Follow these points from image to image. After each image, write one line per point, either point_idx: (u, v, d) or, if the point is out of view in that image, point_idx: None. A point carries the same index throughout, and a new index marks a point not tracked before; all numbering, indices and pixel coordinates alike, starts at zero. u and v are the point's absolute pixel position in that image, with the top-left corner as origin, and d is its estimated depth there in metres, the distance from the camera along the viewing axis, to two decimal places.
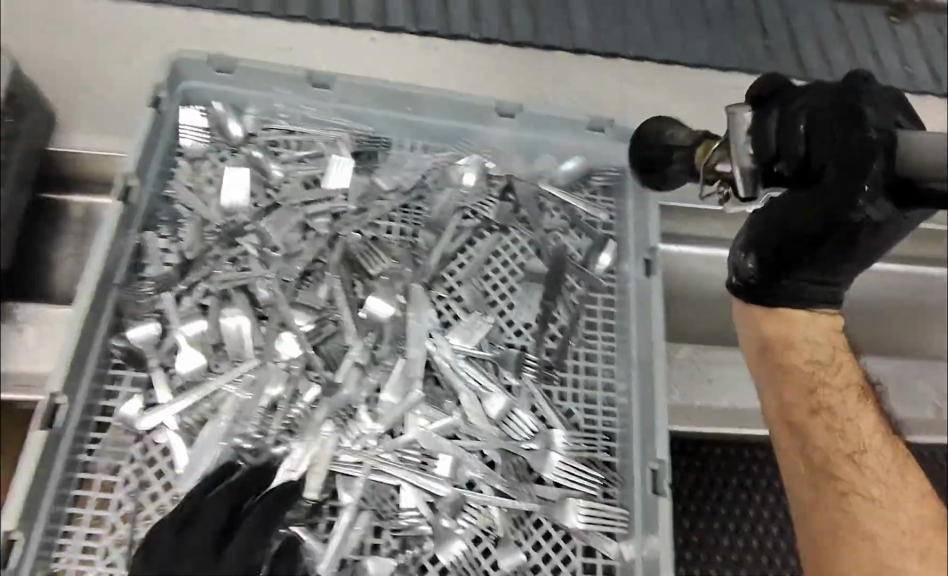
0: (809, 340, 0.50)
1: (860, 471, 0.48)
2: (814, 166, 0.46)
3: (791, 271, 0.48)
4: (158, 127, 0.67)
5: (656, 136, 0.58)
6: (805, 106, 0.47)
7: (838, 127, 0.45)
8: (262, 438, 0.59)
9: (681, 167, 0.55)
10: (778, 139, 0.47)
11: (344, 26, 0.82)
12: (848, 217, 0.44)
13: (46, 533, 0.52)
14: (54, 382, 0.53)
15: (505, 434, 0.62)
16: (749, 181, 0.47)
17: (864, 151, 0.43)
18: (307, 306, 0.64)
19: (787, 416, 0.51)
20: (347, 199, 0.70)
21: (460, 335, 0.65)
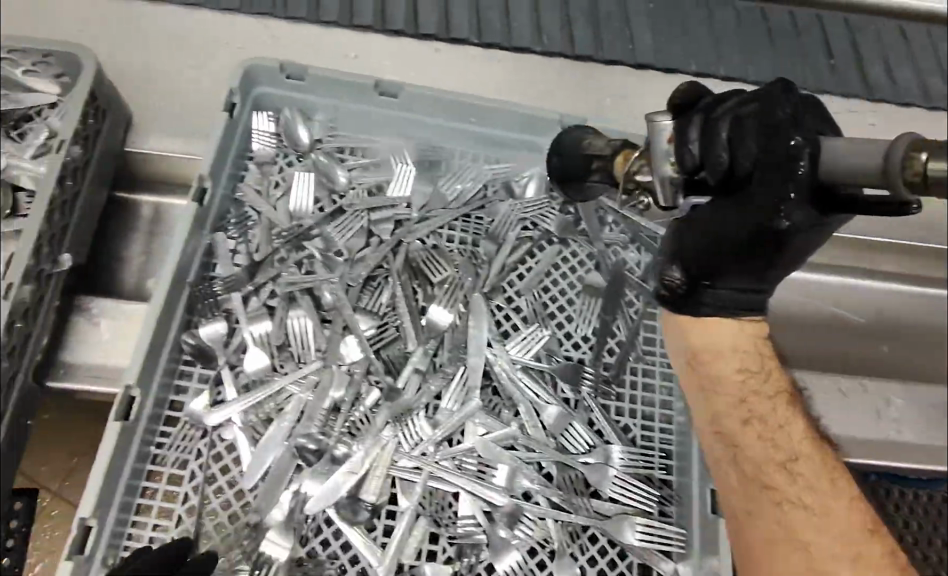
0: (734, 345, 0.49)
1: (793, 480, 0.47)
2: (738, 176, 0.44)
3: (716, 279, 0.46)
4: (231, 131, 0.68)
5: (574, 145, 0.56)
6: (727, 113, 0.45)
7: (760, 134, 0.43)
8: (325, 438, 0.59)
9: (599, 177, 0.55)
10: (701, 147, 0.45)
11: (409, 36, 0.84)
12: (774, 225, 0.42)
13: (118, 522, 0.53)
14: (130, 375, 0.55)
15: (562, 447, 0.62)
16: (669, 191, 0.46)
17: (786, 158, 0.42)
18: (369, 311, 0.65)
19: (717, 426, 0.49)
20: (410, 207, 0.71)
21: (519, 347, 0.65)
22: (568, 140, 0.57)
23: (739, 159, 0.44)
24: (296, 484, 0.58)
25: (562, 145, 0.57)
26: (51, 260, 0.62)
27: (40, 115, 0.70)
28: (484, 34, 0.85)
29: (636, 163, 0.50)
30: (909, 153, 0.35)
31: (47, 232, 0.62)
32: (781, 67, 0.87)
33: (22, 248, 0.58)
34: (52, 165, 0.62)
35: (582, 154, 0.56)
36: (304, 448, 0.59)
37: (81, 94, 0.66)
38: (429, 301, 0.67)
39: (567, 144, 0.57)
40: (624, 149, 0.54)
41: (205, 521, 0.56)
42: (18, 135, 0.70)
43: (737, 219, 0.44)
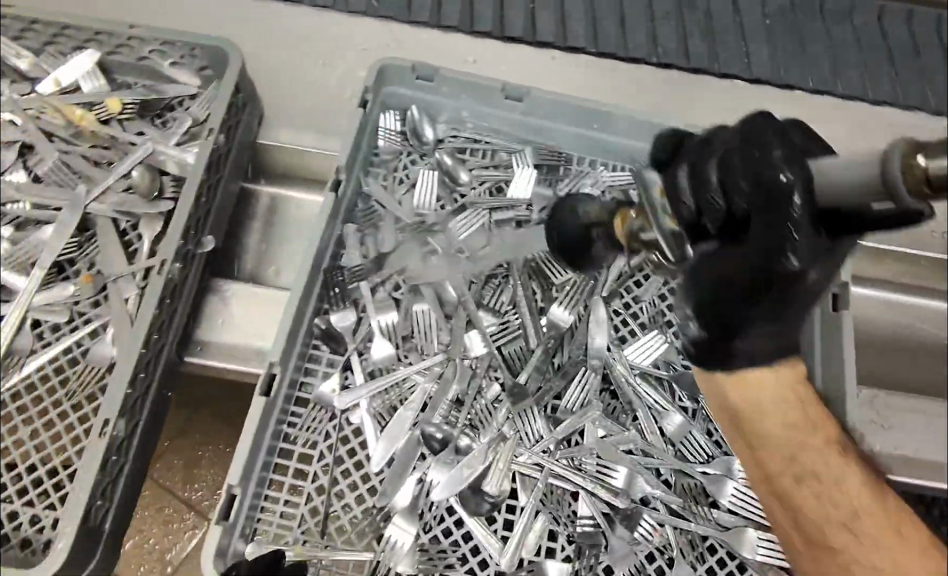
0: (778, 403, 0.45)
1: (852, 537, 0.46)
2: (736, 217, 0.43)
3: (741, 330, 0.43)
4: (363, 127, 0.69)
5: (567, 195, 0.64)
6: (714, 157, 0.46)
7: (745, 169, 0.42)
8: (449, 429, 0.61)
9: (601, 244, 0.59)
10: (695, 197, 0.46)
11: (526, 43, 0.83)
12: (781, 264, 0.40)
13: (255, 494, 0.56)
14: (273, 353, 0.57)
15: (681, 454, 0.62)
16: (674, 246, 0.48)
17: (777, 195, 0.40)
18: (491, 308, 0.66)
19: (768, 487, 0.48)
20: (531, 209, 0.72)
21: (637, 353, 0.65)
22: (563, 208, 0.63)
23: (734, 201, 0.43)
24: (420, 471, 0.59)
25: (559, 221, 0.63)
26: (195, 242, 0.66)
27: (181, 105, 0.75)
28: (600, 43, 0.84)
29: (637, 223, 0.52)
30: (906, 158, 0.32)
31: (196, 215, 0.66)
32: (902, 89, 0.85)
33: (173, 232, 0.62)
34: (200, 155, 0.66)
35: (579, 224, 0.61)
36: (431, 437, 0.60)
37: (227, 87, 0.69)
38: (549, 302, 0.67)
39: (561, 218, 0.62)
40: (618, 211, 0.57)
41: (334, 500, 0.58)
42: (161, 122, 0.74)
43: (738, 262, 0.42)
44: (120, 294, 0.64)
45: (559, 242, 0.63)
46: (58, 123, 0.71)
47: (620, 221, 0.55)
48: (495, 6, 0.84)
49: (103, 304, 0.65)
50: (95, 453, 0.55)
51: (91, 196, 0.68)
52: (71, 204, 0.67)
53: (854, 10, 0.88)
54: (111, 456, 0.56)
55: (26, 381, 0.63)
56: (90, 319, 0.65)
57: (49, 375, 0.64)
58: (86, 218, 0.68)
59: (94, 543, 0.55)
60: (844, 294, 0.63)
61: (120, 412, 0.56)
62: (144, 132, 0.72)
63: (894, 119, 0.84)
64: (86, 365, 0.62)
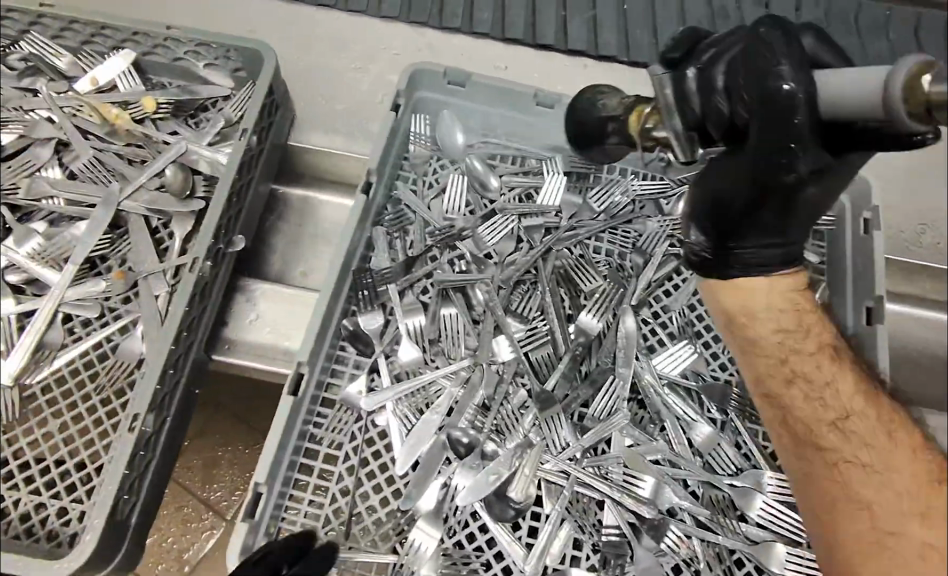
0: (769, 309, 0.52)
1: (844, 437, 0.49)
2: (739, 125, 0.48)
3: (739, 237, 0.51)
4: (395, 130, 0.69)
5: (590, 109, 0.58)
6: (721, 63, 0.48)
7: (751, 79, 0.45)
8: (475, 434, 0.60)
9: (616, 139, 0.56)
10: (701, 100, 0.49)
11: (558, 51, 0.83)
12: (780, 177, 0.46)
13: (280, 493, 0.56)
14: (302, 353, 0.57)
15: (709, 466, 0.62)
16: (684, 145, 0.50)
17: (782, 105, 0.44)
18: (519, 314, 0.66)
19: (762, 387, 0.53)
20: (560, 216, 0.71)
21: (665, 363, 0.65)
22: (583, 104, 0.59)
23: (736, 108, 0.47)
24: (445, 475, 0.59)
25: (578, 111, 0.59)
26: (226, 240, 0.66)
27: (214, 106, 0.76)
28: (632, 52, 0.84)
29: (648, 120, 0.53)
30: (911, 80, 0.36)
31: (226, 215, 0.66)
32: None
33: (204, 231, 0.63)
34: (234, 154, 0.66)
35: (598, 117, 0.57)
36: (457, 441, 0.60)
37: (260, 87, 0.70)
38: (577, 309, 0.67)
39: (582, 109, 0.58)
40: (634, 107, 0.55)
41: (358, 502, 0.58)
42: (195, 123, 0.75)
43: (739, 177, 0.49)
44: (150, 290, 0.65)
45: (580, 135, 0.59)
46: (94, 122, 0.72)
47: (634, 117, 0.54)
48: (526, 13, 0.84)
49: (133, 301, 0.65)
50: (123, 447, 0.55)
51: (124, 195, 0.69)
52: (105, 201, 0.68)
53: (889, 24, 0.86)
54: (139, 451, 0.56)
55: (56, 374, 0.63)
56: (121, 315, 0.65)
57: (78, 370, 0.64)
58: (118, 215, 0.69)
59: (120, 536, 0.56)
60: (878, 308, 0.62)
61: (149, 408, 0.57)
62: (178, 132, 0.73)
63: None
64: (115, 359, 0.63)
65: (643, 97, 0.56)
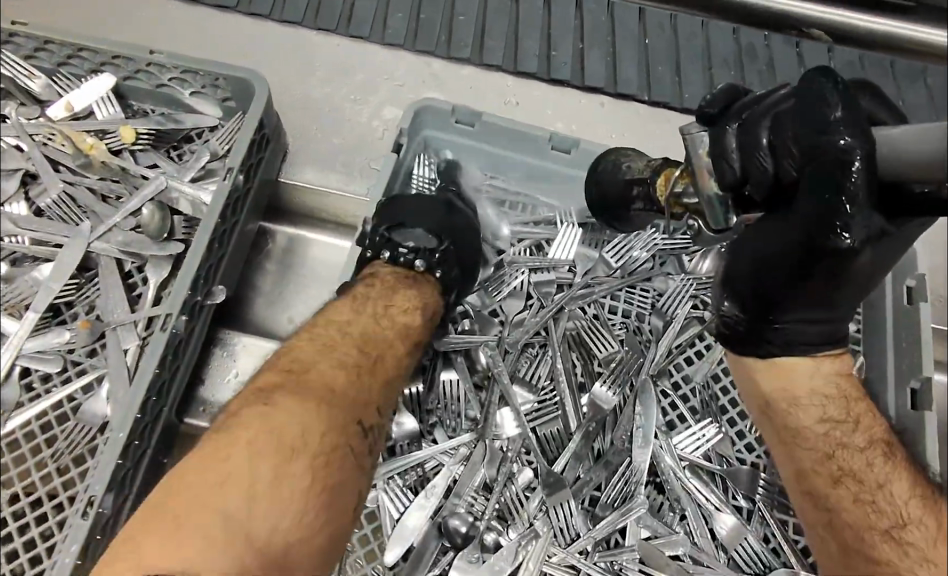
0: (813, 393, 0.47)
1: (901, 550, 0.44)
2: (784, 184, 0.40)
3: (778, 310, 0.44)
4: (395, 173, 0.62)
5: (613, 172, 0.59)
6: (766, 117, 0.41)
7: (800, 131, 0.39)
8: (475, 522, 0.54)
9: (641, 203, 0.58)
10: (741, 158, 0.42)
11: (573, 87, 0.78)
12: (829, 242, 0.38)
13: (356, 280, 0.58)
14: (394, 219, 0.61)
15: (734, 563, 0.56)
16: (715, 211, 0.44)
17: (837, 163, 0.37)
18: (527, 382, 0.60)
19: (805, 484, 0.48)
20: (573, 272, 0.65)
21: (686, 443, 0.59)
22: (607, 166, 0.60)
23: (783, 165, 0.40)
24: (441, 566, 0.53)
25: (600, 172, 0.60)
26: (205, 291, 0.60)
27: (200, 136, 0.69)
28: (653, 90, 0.77)
29: (678, 184, 0.49)
30: None
31: (206, 264, 0.59)
32: None
33: (180, 283, 0.56)
34: (217, 196, 0.60)
35: (623, 180, 0.58)
36: (454, 530, 0.54)
37: (251, 119, 0.63)
38: (591, 377, 0.61)
39: (606, 171, 0.59)
40: (660, 171, 0.55)
41: None
42: (178, 156, 0.69)
43: (778, 237, 0.41)
44: (119, 344, 0.59)
45: (602, 197, 0.60)
46: (66, 152, 0.66)
47: (663, 182, 0.53)
48: (541, 43, 0.77)
49: (100, 354, 0.59)
50: (78, 532, 0.49)
51: (96, 235, 0.62)
52: (74, 241, 0.62)
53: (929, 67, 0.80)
54: (94, 537, 0.50)
55: (8, 437, 0.57)
56: (85, 370, 0.59)
57: (35, 431, 0.58)
58: (87, 257, 0.63)
59: None
60: (924, 391, 0.57)
61: (108, 486, 0.50)
62: (158, 166, 0.67)
63: None
64: (76, 422, 0.57)
65: (670, 161, 0.56)
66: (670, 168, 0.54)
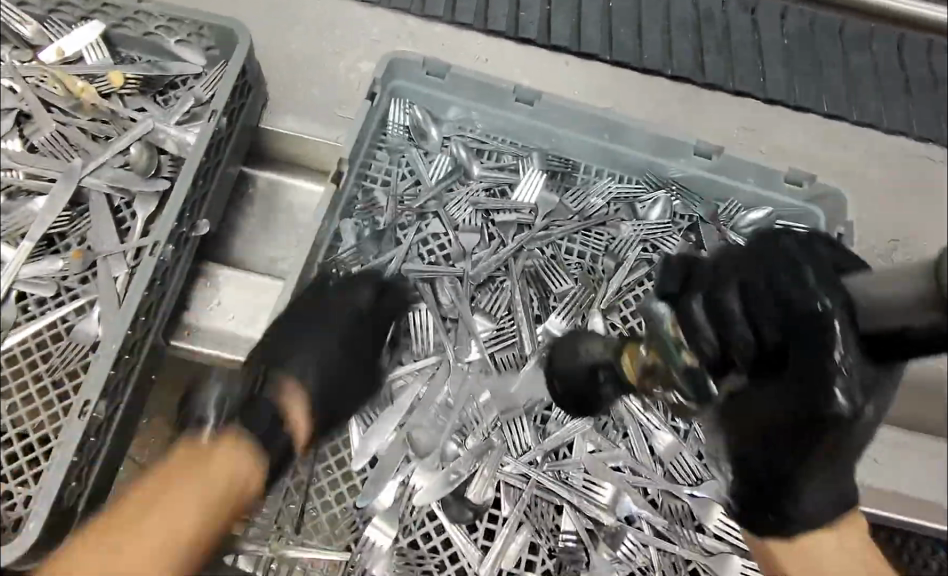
0: (834, 567, 0.49)
1: None
2: (768, 351, 0.35)
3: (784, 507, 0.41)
4: (370, 117, 0.67)
5: (569, 356, 0.53)
6: (730, 285, 0.37)
7: (776, 296, 0.35)
8: (435, 434, 0.60)
9: (610, 387, 0.51)
10: (716, 331, 0.37)
11: (541, 46, 0.82)
12: (822, 408, 0.33)
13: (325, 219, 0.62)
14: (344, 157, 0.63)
15: (670, 474, 0.61)
16: (701, 378, 0.38)
17: (811, 328, 0.33)
18: (487, 312, 0.65)
19: None
20: (534, 214, 0.70)
21: (632, 369, 0.65)
22: (563, 350, 0.54)
23: (761, 331, 0.35)
24: (404, 474, 0.58)
25: (557, 360, 0.55)
26: (189, 224, 0.64)
27: (185, 83, 0.73)
28: (615, 51, 0.83)
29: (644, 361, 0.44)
30: None
31: (191, 198, 0.64)
32: (914, 117, 0.85)
33: (168, 214, 0.61)
34: (202, 136, 0.64)
35: (584, 365, 0.52)
36: (417, 440, 0.59)
37: (233, 68, 0.67)
38: (545, 311, 0.66)
39: (561, 357, 0.54)
40: (623, 349, 0.48)
41: (310, 499, 0.57)
42: (164, 100, 0.72)
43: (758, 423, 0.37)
44: (110, 271, 0.63)
45: (567, 389, 0.54)
46: (58, 94, 0.70)
47: (627, 360, 0.46)
48: (511, 7, 0.83)
49: (91, 281, 0.64)
50: (73, 433, 0.53)
51: (87, 171, 0.66)
52: (66, 176, 0.66)
53: (873, 37, 0.87)
54: (88, 439, 0.55)
55: (6, 353, 0.62)
56: (78, 296, 0.64)
57: (32, 349, 0.62)
58: (79, 192, 0.67)
59: (65, 525, 0.54)
60: None
61: (101, 393, 0.55)
62: (145, 109, 0.71)
63: (904, 149, 0.85)
64: (69, 340, 0.62)
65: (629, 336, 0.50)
66: (633, 342, 0.48)
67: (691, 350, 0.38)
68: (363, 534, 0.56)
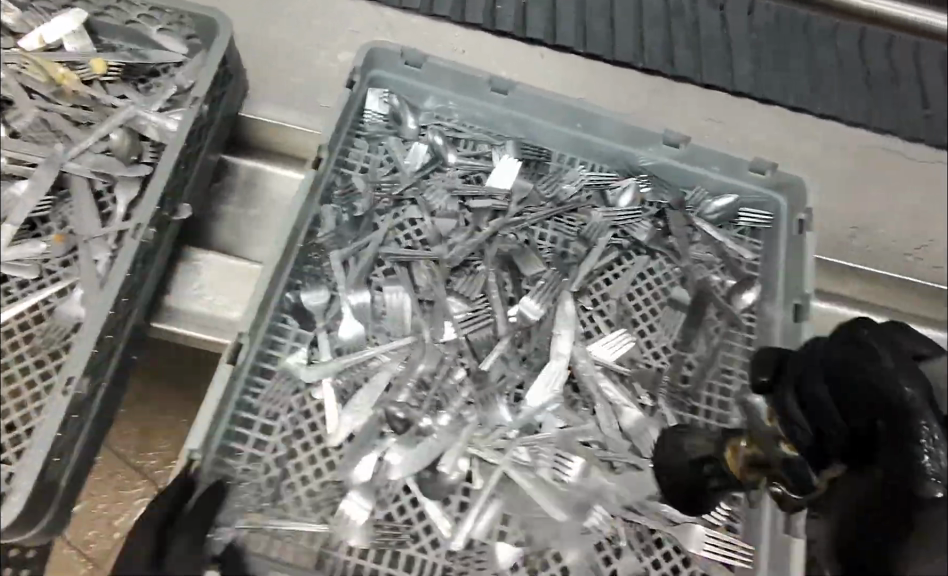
0: None
1: None
2: (862, 434, 0.47)
3: None
4: (350, 106, 0.69)
5: (678, 454, 0.59)
6: (820, 380, 0.51)
7: (870, 388, 0.47)
8: (411, 410, 0.62)
9: (716, 480, 0.57)
10: (814, 422, 0.51)
11: (516, 38, 0.85)
12: (922, 487, 0.41)
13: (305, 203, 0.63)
14: (325, 142, 0.65)
15: (636, 449, 0.64)
16: (799, 472, 0.51)
17: (900, 412, 0.45)
18: (462, 295, 0.68)
19: None
20: (509, 199, 0.72)
21: (602, 349, 0.67)
22: (666, 447, 0.61)
23: (857, 419, 0.47)
24: (381, 450, 0.60)
25: (663, 459, 0.60)
26: (171, 208, 0.65)
27: (166, 72, 0.74)
28: (588, 43, 0.85)
29: (746, 454, 0.55)
30: None
31: (174, 182, 0.65)
32: (874, 109, 0.88)
33: (150, 197, 0.62)
34: (184, 122, 0.65)
35: (687, 461, 0.59)
36: (394, 416, 0.61)
37: (214, 57, 0.69)
38: (519, 293, 0.69)
39: (667, 454, 0.60)
40: (726, 442, 0.57)
41: (288, 473, 0.59)
42: (145, 88, 0.74)
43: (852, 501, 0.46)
44: (91, 255, 0.64)
45: (675, 488, 0.59)
46: (40, 81, 0.71)
47: (732, 455, 0.56)
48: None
49: (74, 264, 0.65)
50: (57, 409, 0.55)
51: (69, 156, 0.68)
52: (48, 161, 0.67)
53: (836, 33, 0.90)
54: (72, 415, 0.56)
55: None
56: (60, 278, 0.65)
57: (13, 331, 0.63)
58: (61, 177, 0.68)
59: (49, 499, 0.56)
60: (805, 305, 0.66)
61: (85, 371, 0.56)
62: (127, 96, 0.72)
63: (867, 140, 0.88)
64: (51, 322, 0.62)
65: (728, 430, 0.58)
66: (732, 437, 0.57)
67: (792, 441, 0.52)
68: (340, 505, 0.57)
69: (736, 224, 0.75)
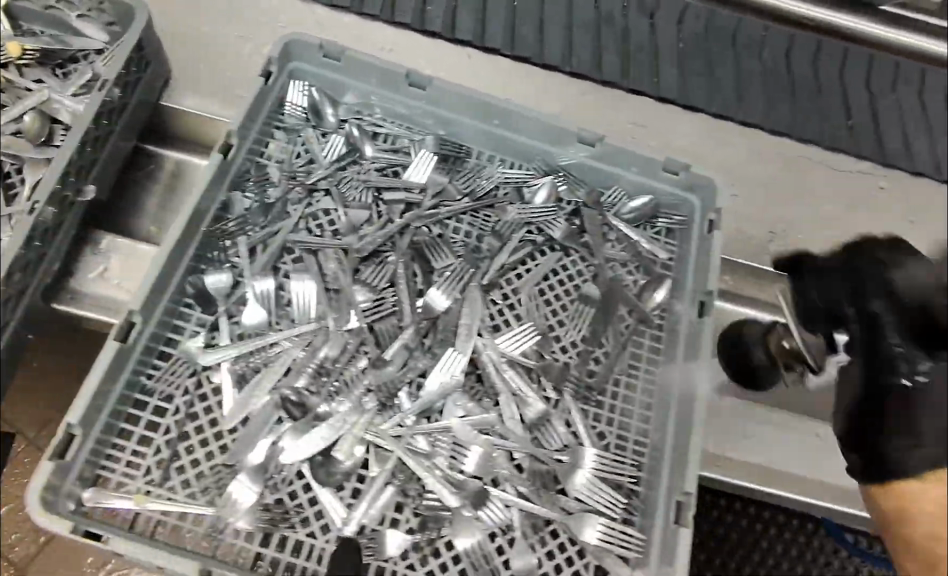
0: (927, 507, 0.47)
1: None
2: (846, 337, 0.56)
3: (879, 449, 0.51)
4: (264, 96, 0.70)
5: (735, 333, 0.73)
6: (812, 288, 0.60)
7: (847, 303, 0.56)
8: (307, 395, 0.61)
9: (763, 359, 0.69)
10: (824, 320, 0.59)
11: (444, 37, 0.86)
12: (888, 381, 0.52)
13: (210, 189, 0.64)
14: (234, 128, 0.66)
15: (537, 441, 0.64)
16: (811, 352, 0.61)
17: (870, 323, 0.54)
18: (367, 284, 0.67)
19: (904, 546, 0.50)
20: (424, 193, 0.73)
21: (508, 342, 0.67)
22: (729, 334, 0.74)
23: (851, 328, 0.56)
24: (275, 434, 0.60)
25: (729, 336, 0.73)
26: (75, 189, 0.65)
27: (86, 58, 0.74)
28: None
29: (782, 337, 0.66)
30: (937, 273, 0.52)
31: (78, 163, 0.64)
32: None
33: (50, 177, 0.61)
34: (91, 103, 0.65)
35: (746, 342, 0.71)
36: (289, 402, 0.61)
37: (129, 41, 0.69)
38: (428, 285, 0.69)
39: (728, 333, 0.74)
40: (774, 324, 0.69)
41: (179, 455, 0.58)
42: (63, 74, 0.73)
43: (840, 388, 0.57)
44: None
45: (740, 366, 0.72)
46: None
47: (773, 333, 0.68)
48: None
49: None
50: None
51: None
52: None
53: None
54: None
55: None
56: None
57: None
58: None
59: None
60: (708, 301, 0.67)
61: None
62: (42, 80, 0.71)
63: (789, 150, 0.90)
64: None
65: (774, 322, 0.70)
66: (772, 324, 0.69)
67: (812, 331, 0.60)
68: (227, 491, 0.57)
69: (653, 224, 0.76)
